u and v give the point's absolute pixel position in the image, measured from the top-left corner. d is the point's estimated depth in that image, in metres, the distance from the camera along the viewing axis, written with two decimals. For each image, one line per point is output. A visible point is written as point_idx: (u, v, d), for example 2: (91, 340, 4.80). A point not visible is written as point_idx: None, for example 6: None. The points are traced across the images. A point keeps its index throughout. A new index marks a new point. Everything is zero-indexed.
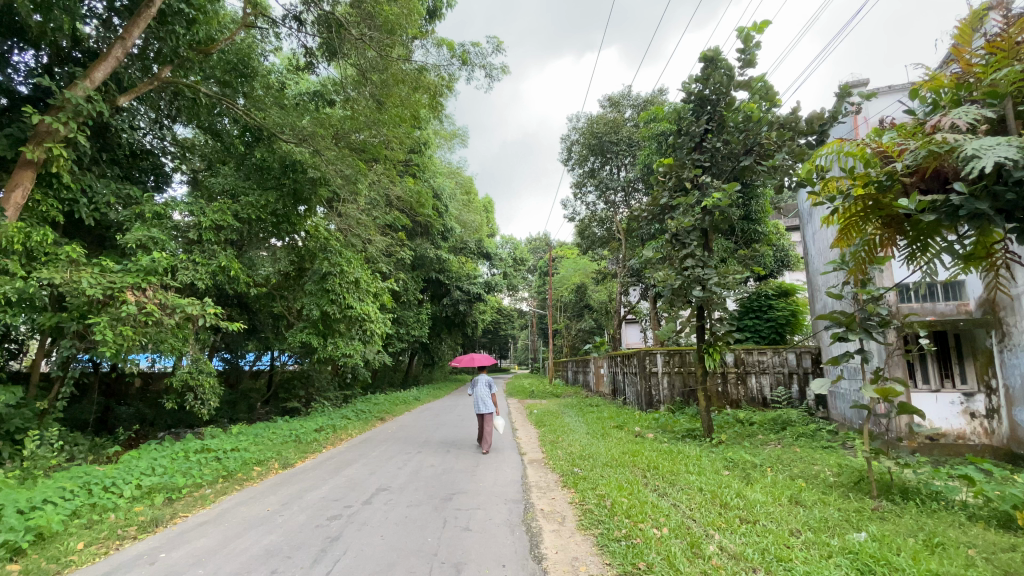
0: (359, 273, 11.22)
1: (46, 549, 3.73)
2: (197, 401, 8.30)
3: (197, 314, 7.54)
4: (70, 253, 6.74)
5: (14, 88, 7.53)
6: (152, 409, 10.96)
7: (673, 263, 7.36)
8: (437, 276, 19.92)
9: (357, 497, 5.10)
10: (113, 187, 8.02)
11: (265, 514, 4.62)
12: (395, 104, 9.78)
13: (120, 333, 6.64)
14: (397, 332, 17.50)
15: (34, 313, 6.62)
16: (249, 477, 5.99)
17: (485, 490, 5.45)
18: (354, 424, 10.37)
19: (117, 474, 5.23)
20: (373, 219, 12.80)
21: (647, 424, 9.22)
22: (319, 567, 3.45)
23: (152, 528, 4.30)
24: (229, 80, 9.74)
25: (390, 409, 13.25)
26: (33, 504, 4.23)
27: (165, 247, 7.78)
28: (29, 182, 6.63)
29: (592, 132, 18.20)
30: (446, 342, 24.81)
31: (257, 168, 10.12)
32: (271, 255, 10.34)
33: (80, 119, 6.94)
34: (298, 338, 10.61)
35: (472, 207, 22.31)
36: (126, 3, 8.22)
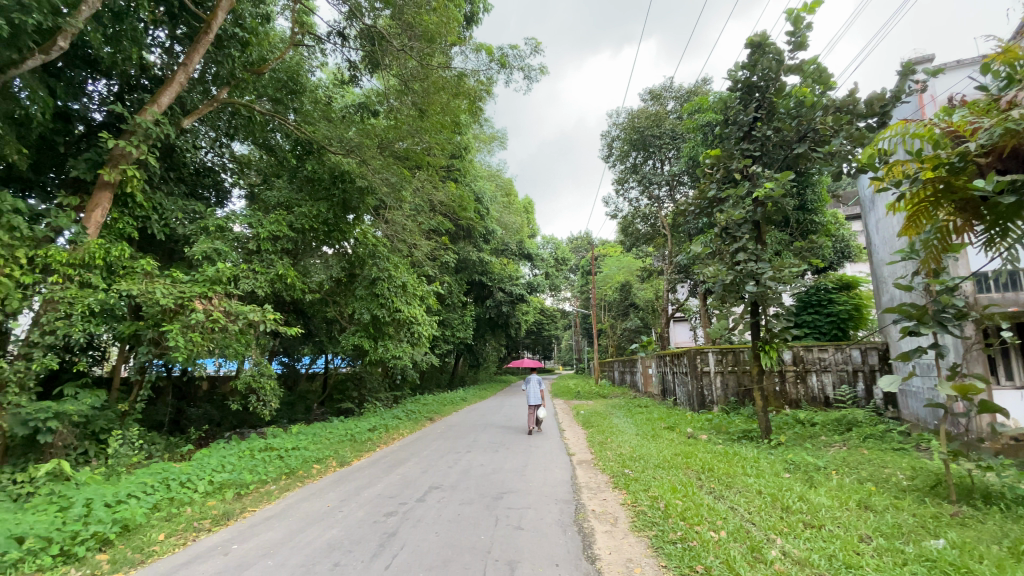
0: (406, 277, 11.50)
1: (131, 540, 4.04)
2: (259, 403, 8.72)
3: (258, 320, 7.97)
4: (145, 267, 7.33)
5: (91, 116, 8.23)
6: (219, 410, 11.67)
7: (723, 258, 7.13)
8: (480, 278, 20.14)
9: (411, 495, 5.23)
10: (180, 204, 8.62)
11: (325, 509, 4.83)
12: (437, 111, 10.05)
13: (191, 339, 7.14)
14: (443, 334, 17.81)
15: (115, 322, 7.16)
16: (310, 474, 6.28)
17: (536, 490, 5.45)
18: (406, 424, 10.63)
19: (193, 470, 5.62)
20: (418, 224, 13.15)
21: (699, 425, 8.94)
22: (378, 561, 3.57)
23: (224, 521, 4.58)
24: (280, 96, 10.24)
25: (438, 410, 13.48)
26: (119, 498, 4.59)
27: (227, 258, 8.28)
28: (107, 203, 7.26)
29: (633, 127, 17.92)
30: (490, 343, 25.02)
31: (308, 180, 10.52)
32: (323, 261, 10.76)
33: (149, 141, 7.56)
34: (350, 341, 10.99)
35: (512, 208, 22.46)
36: (185, 31, 8.95)
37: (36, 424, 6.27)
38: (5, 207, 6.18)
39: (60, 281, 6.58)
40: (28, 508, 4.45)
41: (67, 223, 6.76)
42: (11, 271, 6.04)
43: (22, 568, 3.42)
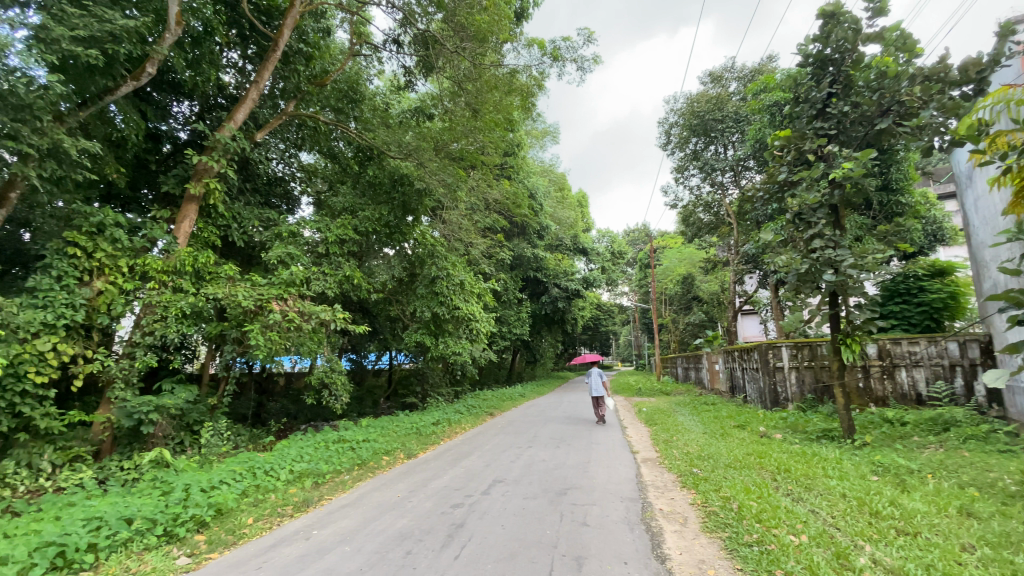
0: (464, 275, 11.67)
1: (224, 523, 4.40)
2: (332, 397, 9.17)
3: (329, 319, 8.43)
4: (228, 272, 7.96)
5: (177, 135, 9.01)
6: (294, 404, 12.42)
7: (797, 245, 6.70)
8: (535, 274, 20.13)
9: (476, 487, 5.33)
10: (256, 212, 9.24)
11: (395, 499, 5.03)
12: (490, 110, 10.21)
13: (271, 338, 7.66)
14: (500, 331, 17.93)
15: (205, 323, 7.78)
16: (380, 465, 6.57)
17: (600, 487, 5.38)
18: (468, 418, 10.83)
19: (275, 460, 6.03)
20: (474, 222, 13.34)
21: (773, 423, 8.45)
22: (448, 551, 3.67)
23: (304, 508, 4.89)
24: (342, 106, 10.74)
25: (498, 406, 13.62)
26: (213, 483, 5.01)
27: (299, 262, 8.80)
28: (193, 214, 7.95)
29: (692, 112, 17.22)
30: (546, 339, 25.00)
31: (371, 185, 10.98)
32: (385, 261, 11.15)
33: (227, 155, 8.20)
34: (413, 338, 11.35)
35: (566, 203, 22.25)
36: (256, 50, 9.60)
37: (140, 415, 6.96)
38: (109, 222, 6.92)
39: (156, 286, 7.31)
40: (137, 491, 4.96)
41: (160, 234, 7.48)
42: (115, 278, 6.86)
43: (132, 546, 3.80)
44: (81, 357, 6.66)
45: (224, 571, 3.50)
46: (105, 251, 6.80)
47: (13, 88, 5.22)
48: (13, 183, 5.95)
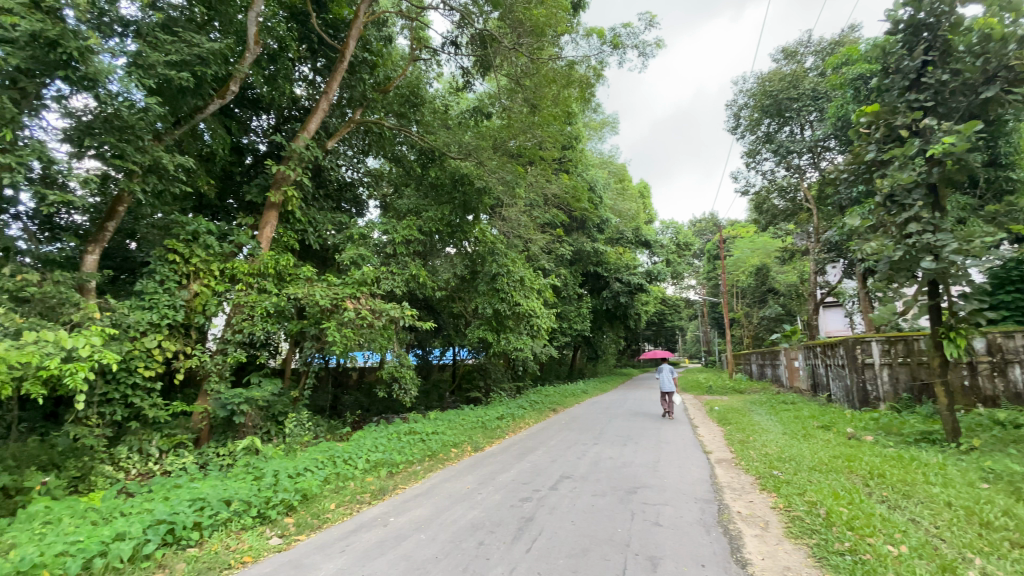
0: (524, 272, 11.68)
1: (310, 507, 4.71)
2: (401, 391, 9.49)
3: (398, 316, 8.79)
4: (306, 274, 8.48)
5: (257, 147, 9.71)
6: (367, 397, 13.05)
7: (888, 231, 6.13)
8: (595, 269, 19.84)
9: (544, 482, 5.35)
10: (329, 216, 9.80)
11: (465, 491, 5.16)
12: (548, 104, 10.24)
13: (346, 334, 8.11)
14: (561, 327, 17.82)
15: (286, 321, 8.34)
16: (449, 457, 6.76)
17: (672, 487, 5.23)
18: (531, 413, 10.90)
19: (353, 449, 6.37)
20: (534, 218, 13.35)
21: (863, 424, 7.83)
22: (519, 543, 3.72)
23: (380, 496, 5.13)
24: (404, 111, 11.10)
25: (560, 401, 13.56)
26: (299, 470, 5.38)
27: (369, 262, 9.23)
28: (274, 220, 8.54)
29: (764, 92, 16.25)
30: (608, 334, 24.57)
31: (433, 186, 11.28)
32: (448, 260, 11.39)
33: (302, 164, 8.75)
34: (476, 334, 11.51)
35: (627, 194, 21.71)
36: (324, 62, 10.11)
37: (233, 406, 7.60)
38: (202, 230, 7.59)
39: (244, 288, 7.93)
40: (233, 476, 5.41)
41: (246, 240, 8.10)
42: (209, 281, 7.54)
43: (231, 525, 4.16)
44: (181, 354, 7.38)
45: (313, 552, 3.75)
46: (199, 256, 7.50)
47: (117, 111, 5.86)
48: (122, 199, 6.65)
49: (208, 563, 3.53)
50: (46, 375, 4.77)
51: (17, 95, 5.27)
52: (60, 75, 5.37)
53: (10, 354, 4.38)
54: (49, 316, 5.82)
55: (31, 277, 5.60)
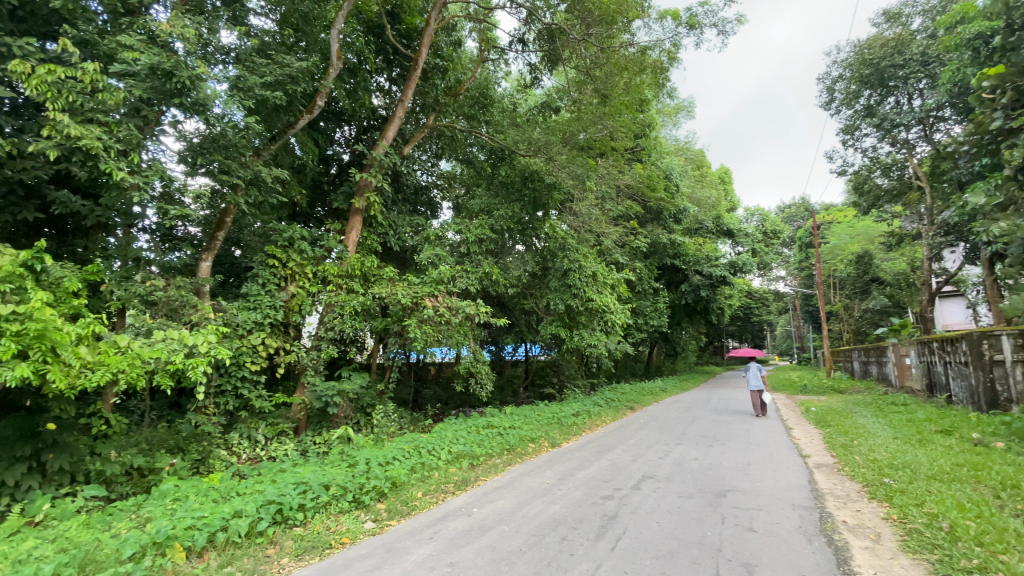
0: (596, 266, 11.33)
1: (399, 494, 4.96)
2: (477, 387, 9.66)
3: (473, 313, 9.01)
4: (389, 274, 8.95)
5: (341, 157, 10.37)
6: (445, 391, 13.49)
7: (1021, 208, 5.32)
8: (672, 261, 19.03)
9: (625, 481, 5.24)
10: (408, 219, 10.26)
11: (545, 486, 5.17)
12: (620, 93, 10.01)
13: (426, 331, 8.47)
14: (636, 323, 17.30)
15: (372, 319, 8.83)
16: (527, 452, 6.82)
17: (766, 491, 4.90)
18: (607, 411, 10.69)
19: (436, 441, 6.63)
20: (607, 211, 13.06)
21: (993, 429, 6.87)
22: (603, 541, 3.67)
23: (464, 486, 5.30)
24: (474, 112, 11.23)
25: (638, 399, 13.17)
26: (388, 459, 5.70)
27: (445, 262, 9.54)
28: (359, 224, 9.08)
29: (862, 61, 14.73)
30: (687, 330, 23.53)
31: (504, 185, 11.42)
32: (519, 257, 11.45)
33: (382, 171, 9.21)
34: (549, 331, 11.44)
35: (705, 181, 20.62)
36: (398, 72, 10.59)
37: (327, 398, 8.19)
38: (296, 236, 8.21)
39: (334, 288, 8.51)
40: (329, 463, 5.84)
41: (335, 243, 8.68)
42: (304, 283, 8.18)
43: (330, 508, 4.48)
44: (282, 350, 8.09)
45: (404, 537, 3.96)
46: (295, 260, 8.16)
47: (223, 131, 6.46)
48: (228, 211, 7.38)
49: (312, 541, 3.83)
50: (173, 369, 5.42)
51: (141, 123, 6.08)
52: (177, 103, 6.06)
53: (144, 351, 5.07)
54: (174, 316, 6.61)
55: (158, 282, 6.42)
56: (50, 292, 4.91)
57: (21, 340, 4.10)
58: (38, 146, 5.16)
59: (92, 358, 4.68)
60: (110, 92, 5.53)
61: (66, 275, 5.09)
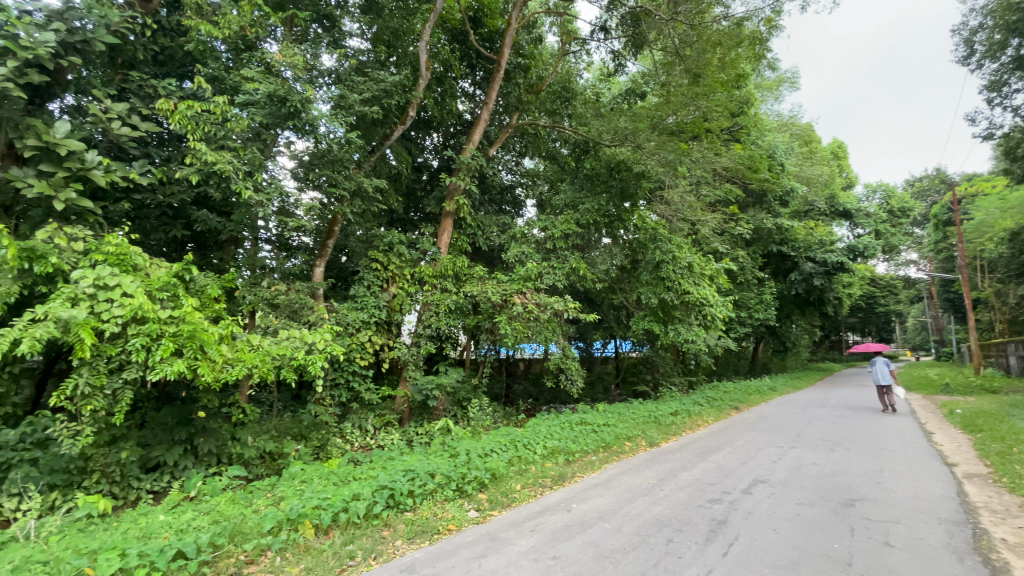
0: (692, 257, 10.70)
1: (499, 486, 5.07)
2: (568, 382, 9.61)
3: (562, 309, 8.99)
4: (479, 272, 9.20)
5: (430, 163, 10.86)
6: (536, 387, 13.62)
7: None
8: (778, 248, 17.52)
9: (734, 485, 4.91)
10: (495, 219, 10.49)
11: (646, 485, 5.01)
12: (713, 70, 9.43)
13: (516, 327, 8.70)
14: (738, 316, 16.15)
15: (464, 317, 9.17)
16: (624, 450, 6.66)
17: (902, 502, 4.33)
18: (709, 410, 10.10)
19: (531, 436, 6.70)
20: (702, 197, 12.33)
21: None
22: (713, 546, 3.48)
23: (561, 482, 5.31)
24: (556, 107, 11.23)
25: (743, 398, 12.27)
26: (487, 451, 5.86)
27: (532, 259, 9.60)
28: (450, 227, 9.47)
29: (1008, 5, 12.28)
30: (798, 323, 21.51)
31: (589, 178, 11.26)
32: (606, 251, 11.23)
33: (470, 173, 9.50)
34: (641, 326, 11.04)
35: (814, 159, 18.70)
36: (482, 75, 10.85)
37: (426, 391, 8.67)
38: (395, 241, 8.75)
39: (430, 288, 8.96)
40: (432, 452, 6.16)
41: (428, 246, 9.12)
42: (402, 284, 8.70)
43: (436, 495, 4.70)
44: (386, 347, 8.67)
45: (506, 528, 4.04)
46: (394, 263, 8.69)
47: (329, 147, 7.05)
48: (335, 220, 8.01)
49: (421, 526, 4.05)
50: (296, 364, 6.02)
51: (262, 146, 6.80)
52: (291, 125, 6.68)
53: (272, 348, 5.69)
54: (295, 317, 7.31)
55: (280, 287, 7.19)
56: (198, 298, 5.71)
57: (177, 339, 4.81)
58: (183, 172, 6.02)
59: (231, 355, 5.35)
60: (236, 121, 6.27)
61: (208, 283, 5.87)
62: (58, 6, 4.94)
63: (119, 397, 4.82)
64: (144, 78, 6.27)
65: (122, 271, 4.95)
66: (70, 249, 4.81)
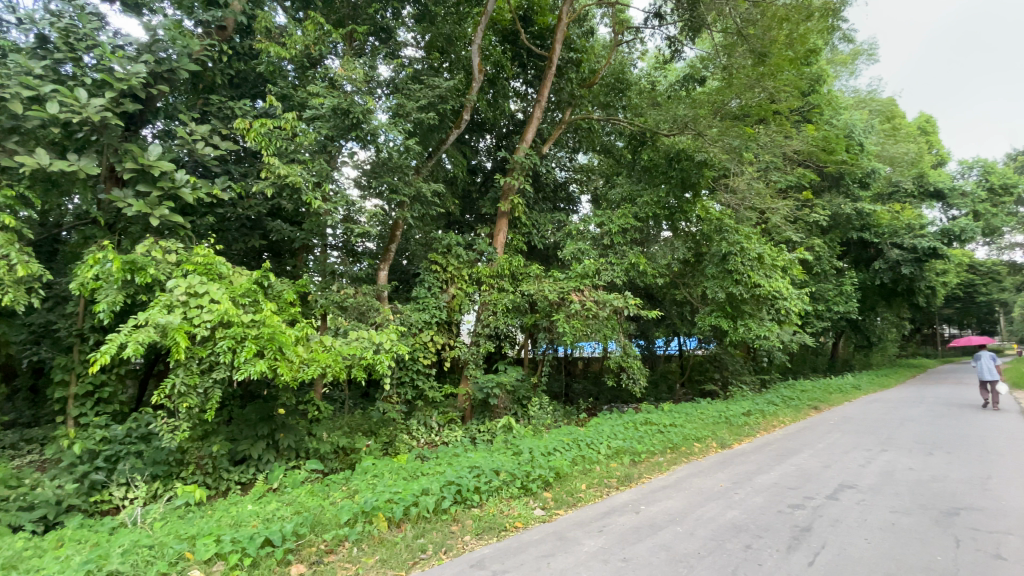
0: (762, 248, 10.07)
1: (564, 485, 5.03)
2: (630, 381, 9.37)
3: (622, 305, 8.79)
4: (536, 271, 9.19)
5: (484, 165, 10.98)
6: (597, 386, 13.43)
7: None
8: (858, 235, 16.19)
9: (817, 490, 4.58)
10: (549, 217, 10.45)
11: (720, 488, 4.78)
12: (780, 48, 8.93)
13: (575, 326, 8.63)
14: (815, 310, 15.09)
15: (521, 316, 9.20)
16: (693, 451, 6.41)
17: (1019, 513, 3.85)
18: (785, 410, 9.50)
19: (594, 435, 6.59)
20: (770, 184, 11.63)
21: None
22: (798, 554, 3.26)
23: (628, 482, 5.19)
24: (610, 100, 11.05)
25: (822, 397, 11.44)
26: (550, 450, 5.84)
27: (590, 255, 9.45)
28: (505, 226, 9.55)
29: None
30: (884, 316, 19.77)
31: (646, 169, 10.96)
32: (667, 244, 10.86)
33: (524, 172, 9.52)
34: (707, 322, 10.57)
35: (898, 136, 17.15)
36: (533, 73, 10.81)
37: (487, 390, 8.79)
38: (453, 242, 8.92)
39: (488, 288, 9.06)
40: (496, 449, 6.22)
41: (485, 246, 9.22)
42: (461, 284, 8.85)
43: (502, 492, 4.73)
44: (448, 346, 8.86)
45: (572, 527, 4.00)
46: (453, 264, 8.86)
47: (388, 154, 7.28)
48: (397, 225, 8.28)
49: (489, 522, 4.09)
50: (365, 364, 6.27)
51: (328, 157, 7.06)
52: (354, 136, 6.99)
53: (343, 348, 5.96)
54: (362, 319, 7.64)
55: (348, 290, 7.54)
56: (276, 303, 6.11)
57: (259, 341, 5.16)
58: (259, 185, 6.46)
59: (307, 355, 5.65)
60: (304, 135, 6.63)
61: (284, 288, 6.25)
62: (147, 39, 5.47)
63: (209, 395, 5.22)
64: (223, 101, 6.79)
65: (209, 279, 5.38)
66: (165, 261, 5.28)
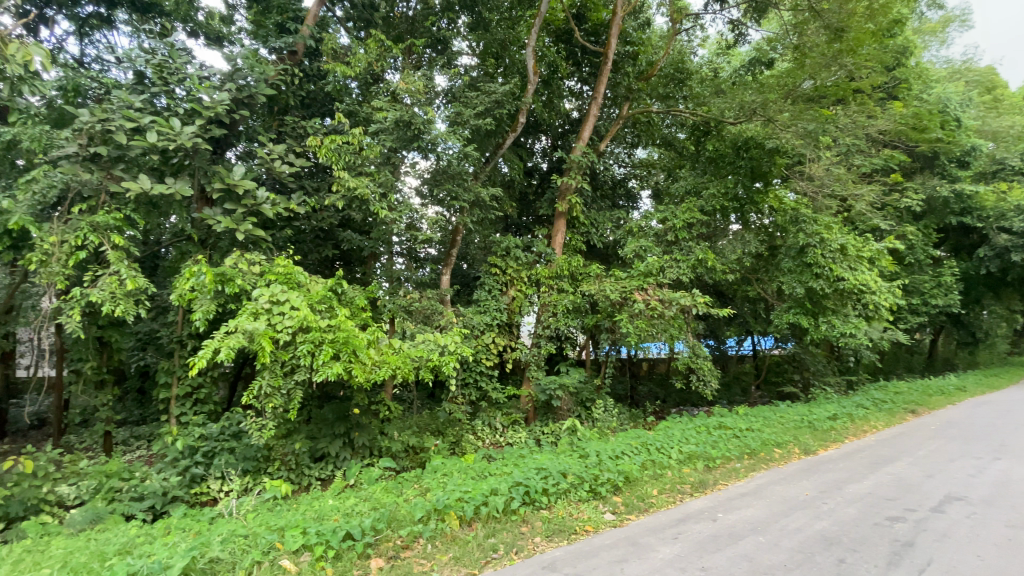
0: (845, 238, 9.30)
1: (634, 489, 4.90)
2: (700, 383, 8.97)
3: (689, 304, 8.47)
4: (596, 271, 9.06)
5: (540, 167, 10.96)
6: (664, 389, 12.98)
7: None
8: (958, 220, 14.57)
9: (919, 501, 4.17)
10: (608, 215, 10.32)
11: (805, 497, 4.47)
12: (860, 20, 8.37)
13: (639, 326, 8.41)
14: (907, 304, 13.75)
15: (582, 316, 9.12)
16: (773, 457, 6.03)
17: None
18: (876, 414, 8.71)
19: (664, 439, 6.37)
20: (851, 169, 10.75)
21: None
22: (900, 571, 2.98)
23: (702, 489, 4.98)
24: (669, 91, 10.62)
25: (920, 400, 10.38)
26: (618, 453, 5.71)
27: (653, 252, 9.18)
28: (563, 227, 9.50)
29: None
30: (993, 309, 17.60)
31: (711, 160, 10.61)
32: (736, 238, 10.32)
33: (581, 171, 9.42)
34: (784, 320, 9.92)
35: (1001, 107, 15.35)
36: (589, 70, 10.66)
37: (550, 391, 8.78)
38: (512, 245, 8.98)
39: (547, 289, 9.07)
40: (562, 451, 6.18)
41: (543, 247, 9.20)
42: (521, 286, 8.90)
43: (570, 495, 4.68)
44: (509, 347, 8.93)
45: (646, 533, 3.89)
46: (513, 267, 8.92)
47: (448, 161, 7.43)
48: (458, 230, 8.47)
49: (559, 525, 4.07)
50: (432, 366, 6.44)
51: (392, 168, 7.34)
52: (416, 146, 7.22)
53: (411, 350, 6.19)
54: (428, 322, 7.90)
55: (414, 295, 7.80)
56: (349, 308, 6.43)
57: (335, 345, 5.46)
58: (330, 198, 6.85)
59: (378, 358, 5.90)
60: (370, 147, 6.94)
61: (356, 294, 6.56)
62: (228, 69, 5.97)
63: (292, 396, 5.58)
64: (296, 121, 7.25)
65: (289, 287, 5.74)
66: (250, 272, 5.72)
